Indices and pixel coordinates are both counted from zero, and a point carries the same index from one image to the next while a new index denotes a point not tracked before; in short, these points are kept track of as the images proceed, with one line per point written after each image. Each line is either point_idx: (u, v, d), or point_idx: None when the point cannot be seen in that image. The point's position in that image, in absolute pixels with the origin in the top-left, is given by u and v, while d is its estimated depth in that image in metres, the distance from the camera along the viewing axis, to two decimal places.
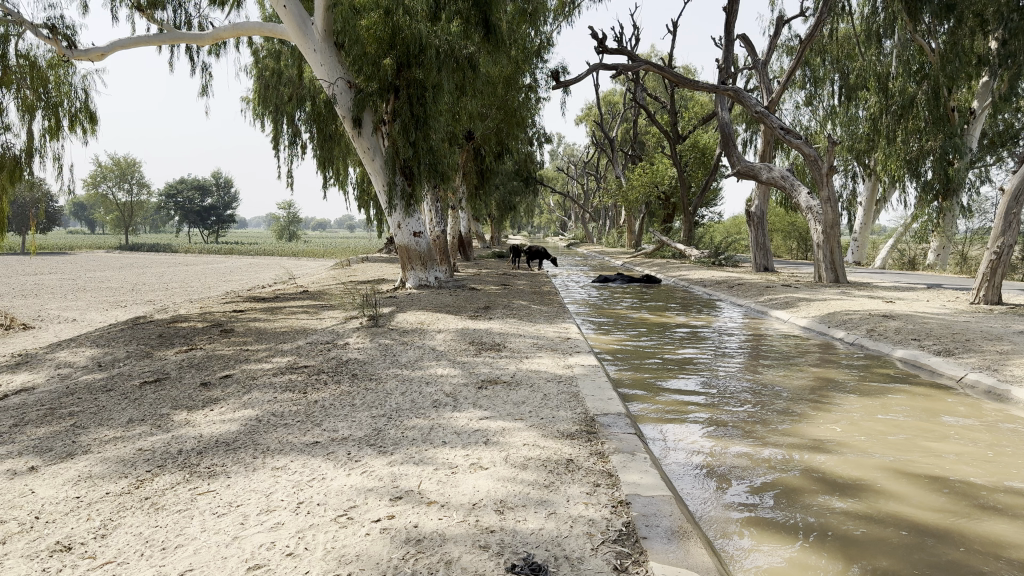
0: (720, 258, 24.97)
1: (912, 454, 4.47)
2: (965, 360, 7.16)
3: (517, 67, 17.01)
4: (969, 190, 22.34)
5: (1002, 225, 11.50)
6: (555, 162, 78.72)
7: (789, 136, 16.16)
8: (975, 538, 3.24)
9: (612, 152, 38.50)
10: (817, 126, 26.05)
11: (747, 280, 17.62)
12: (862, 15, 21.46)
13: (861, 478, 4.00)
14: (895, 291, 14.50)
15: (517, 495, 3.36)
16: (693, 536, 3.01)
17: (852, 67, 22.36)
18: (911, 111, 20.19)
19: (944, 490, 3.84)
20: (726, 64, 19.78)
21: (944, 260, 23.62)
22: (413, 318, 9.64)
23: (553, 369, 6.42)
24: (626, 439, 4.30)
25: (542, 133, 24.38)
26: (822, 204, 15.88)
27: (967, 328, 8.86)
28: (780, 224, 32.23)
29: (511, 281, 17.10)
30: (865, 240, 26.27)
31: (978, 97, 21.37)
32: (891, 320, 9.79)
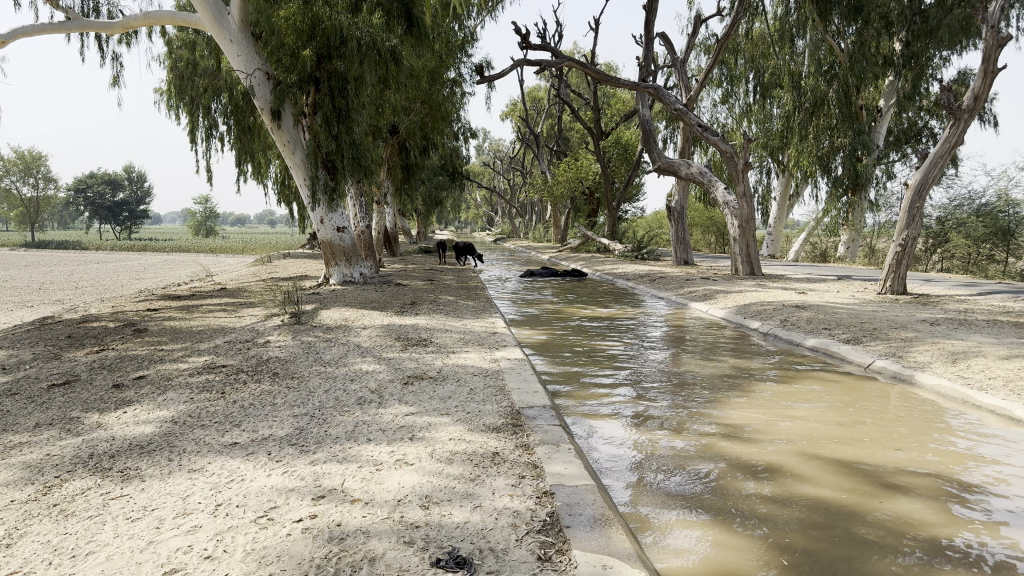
0: (643, 252, 25.43)
1: (823, 438, 4.66)
2: (872, 348, 7.49)
3: (441, 61, 16.93)
4: (876, 185, 23.30)
5: (906, 218, 12.07)
6: (481, 158, 78.75)
7: (707, 133, 16.58)
8: (881, 516, 3.41)
9: (538, 148, 38.74)
10: (734, 123, 26.83)
11: (669, 274, 17.99)
12: (777, 15, 22.17)
13: (775, 463, 4.15)
14: (807, 282, 15.06)
15: (442, 490, 3.36)
16: (614, 523, 3.08)
17: (768, 66, 23.11)
18: (821, 110, 20.98)
19: (852, 472, 4.02)
20: (646, 62, 20.16)
21: (854, 253, 24.68)
22: (336, 314, 9.50)
23: (479, 363, 6.44)
24: (551, 431, 4.36)
25: (467, 128, 24.35)
26: (739, 199, 16.37)
27: (874, 317, 9.27)
28: (701, 219, 33.05)
29: (437, 277, 17.03)
30: (779, 233, 27.17)
31: (884, 96, 22.36)
32: (804, 310, 10.16)
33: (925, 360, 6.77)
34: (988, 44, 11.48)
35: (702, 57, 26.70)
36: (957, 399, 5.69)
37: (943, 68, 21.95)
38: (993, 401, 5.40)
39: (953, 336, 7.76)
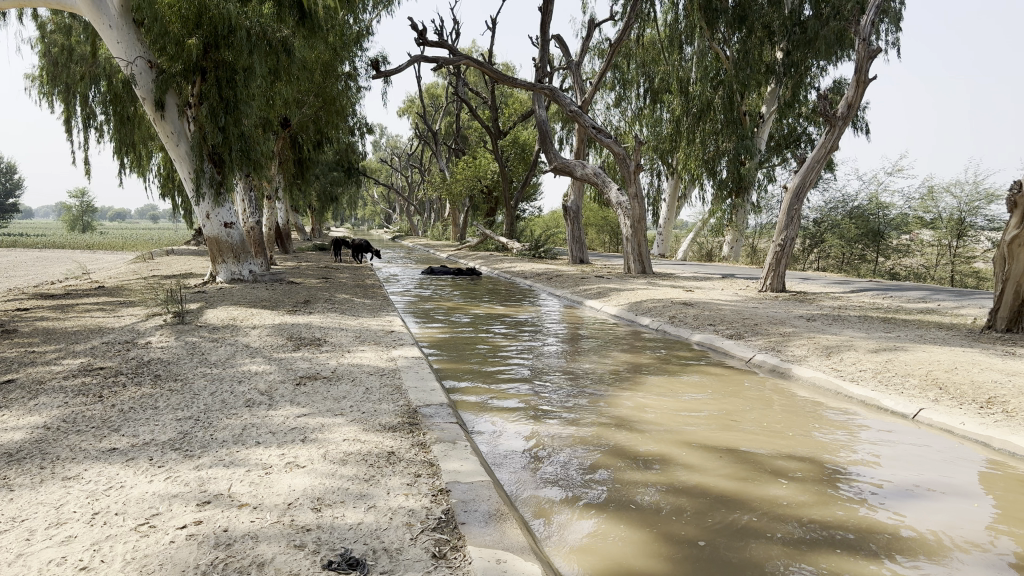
0: (540, 251, 25.73)
1: (708, 428, 4.87)
2: (754, 343, 7.87)
3: (335, 54, 16.61)
4: (758, 189, 24.39)
5: (785, 220, 12.72)
6: (378, 154, 77.77)
7: (601, 135, 16.95)
8: (762, 501, 3.59)
9: (436, 145, 38.57)
10: (626, 126, 27.50)
11: (564, 272, 18.28)
12: (667, 22, 22.83)
13: (664, 453, 4.30)
14: (695, 281, 15.61)
15: (335, 491, 3.32)
16: (509, 518, 3.12)
17: (658, 72, 23.77)
18: (707, 114, 21.82)
19: (735, 460, 4.21)
20: (542, 63, 20.40)
21: (738, 252, 25.77)
22: (224, 314, 9.19)
23: (375, 362, 6.38)
24: (448, 428, 4.38)
25: (363, 123, 23.99)
26: (631, 200, 16.84)
27: (755, 313, 9.73)
28: (595, 218, 33.75)
29: (332, 275, 16.71)
30: (669, 233, 28.06)
31: (766, 103, 23.42)
32: (691, 307, 10.56)
33: (802, 353, 7.16)
34: (860, 56, 12.22)
35: (596, 61, 27.27)
36: (832, 389, 6.06)
37: (819, 77, 23.18)
38: (863, 391, 5.78)
39: (827, 331, 8.23)
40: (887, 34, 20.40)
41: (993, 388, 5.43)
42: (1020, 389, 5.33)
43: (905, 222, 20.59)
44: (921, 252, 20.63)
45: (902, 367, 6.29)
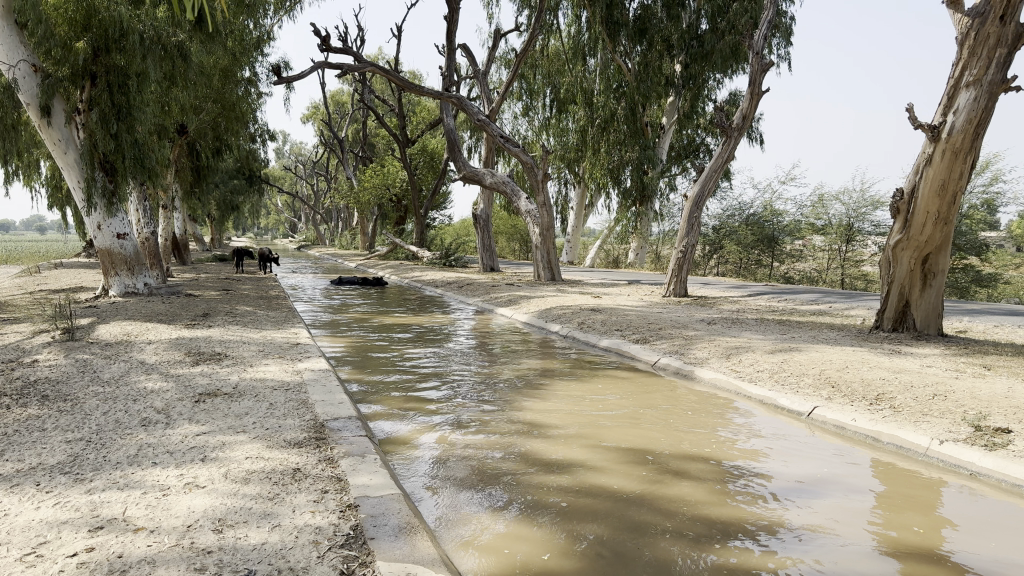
0: (450, 259, 25.66)
1: (616, 432, 4.94)
2: (659, 347, 8.06)
3: (234, 59, 16.17)
4: (661, 198, 25.02)
5: (686, 227, 13.11)
6: (281, 161, 76.01)
7: (508, 144, 17.06)
8: (668, 501, 3.66)
9: (342, 153, 37.98)
10: (533, 136, 27.76)
11: (474, 280, 18.28)
12: (571, 33, 23.19)
13: (573, 457, 4.34)
14: (602, 287, 15.87)
15: (237, 511, 3.20)
16: (419, 531, 3.08)
17: (562, 82, 24.11)
18: (611, 125, 22.30)
19: (642, 461, 4.29)
20: (449, 72, 20.40)
21: (643, 259, 26.39)
22: (117, 329, 8.75)
23: (279, 376, 6.21)
24: (356, 442, 4.29)
25: (265, 130, 23.38)
26: (538, 208, 17.01)
27: (660, 318, 9.97)
28: (504, 226, 33.92)
29: (234, 287, 16.16)
30: (577, 241, 28.48)
31: (667, 114, 24.09)
32: (598, 313, 10.73)
33: (704, 356, 7.38)
34: (754, 69, 12.73)
35: (502, 70, 27.47)
36: (732, 390, 6.26)
37: (717, 90, 24.00)
38: (762, 391, 5.99)
39: (727, 334, 8.51)
40: (779, 48, 21.33)
41: (880, 384, 5.73)
42: (904, 384, 5.64)
43: (798, 229, 21.53)
44: (813, 257, 21.59)
45: (797, 367, 6.55)
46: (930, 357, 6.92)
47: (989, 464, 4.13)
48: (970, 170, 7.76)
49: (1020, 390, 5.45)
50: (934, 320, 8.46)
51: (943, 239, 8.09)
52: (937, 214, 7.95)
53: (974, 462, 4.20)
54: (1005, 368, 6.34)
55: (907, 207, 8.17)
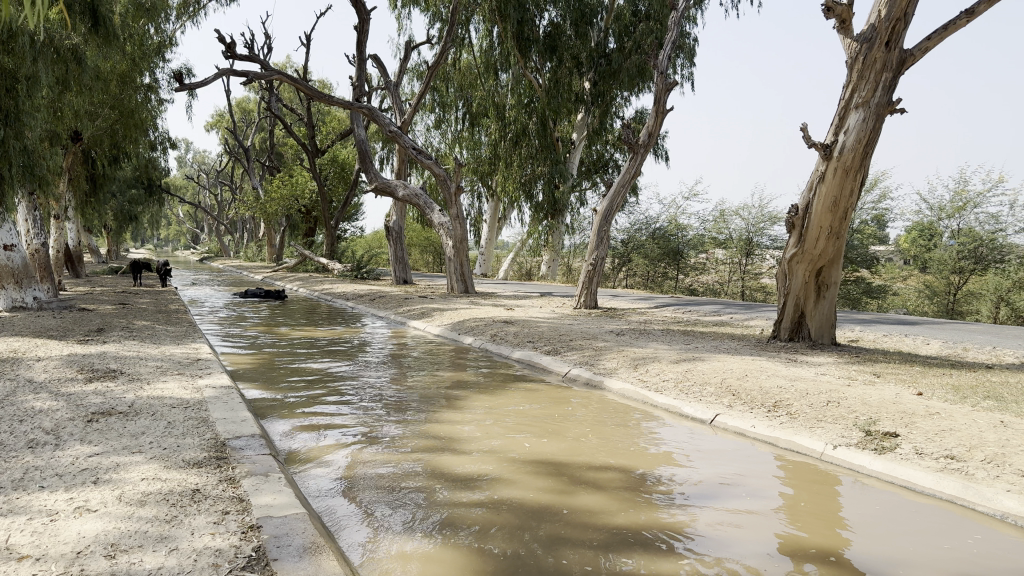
0: (362, 272, 25.31)
1: (525, 443, 4.96)
2: (569, 358, 8.16)
3: (133, 64, 15.63)
4: (571, 212, 25.38)
5: (596, 240, 13.34)
6: (183, 170, 73.55)
7: (421, 156, 17.01)
8: (576, 511, 3.71)
9: (249, 162, 36.99)
10: (446, 148, 27.75)
11: (386, 293, 18.08)
12: (482, 47, 23.38)
13: (482, 471, 4.33)
14: (514, 299, 15.98)
15: (131, 535, 3.05)
16: (325, 549, 3.02)
17: (475, 96, 24.23)
18: (523, 140, 22.50)
19: (551, 473, 4.32)
20: (359, 82, 20.15)
21: (555, 271, 26.76)
22: (3, 346, 8.25)
23: (179, 394, 5.98)
24: (260, 461, 4.17)
25: (165, 138, 22.57)
26: (451, 221, 17.04)
27: (571, 330, 10.10)
28: (417, 238, 33.74)
29: (132, 300, 15.47)
30: (490, 253, 28.61)
31: (577, 130, 24.48)
32: (511, 325, 10.78)
33: (613, 366, 7.51)
34: (659, 88, 13.10)
35: (414, 82, 27.40)
36: (639, 399, 6.40)
37: (624, 107, 24.57)
38: (667, 400, 6.15)
39: (635, 344, 8.70)
40: (683, 68, 22.09)
41: (778, 392, 5.95)
42: (800, 392, 5.88)
43: (701, 243, 22.20)
44: (716, 269, 22.30)
45: (701, 376, 6.75)
46: (825, 365, 7.24)
47: (878, 467, 4.35)
48: (859, 187, 8.19)
49: (906, 396, 5.75)
50: (829, 330, 8.87)
51: (835, 253, 8.49)
52: (829, 229, 8.35)
53: (865, 465, 4.41)
54: (893, 375, 6.69)
55: (802, 222, 8.53)
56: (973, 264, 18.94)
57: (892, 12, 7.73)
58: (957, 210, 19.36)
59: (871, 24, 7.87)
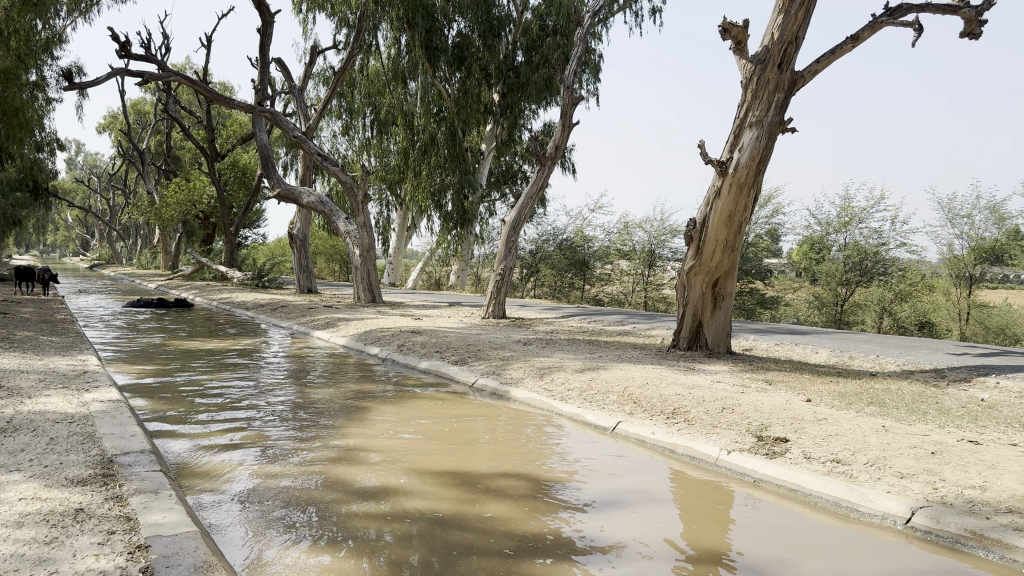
0: (264, 280, 24.65)
1: (429, 454, 4.94)
2: (476, 367, 8.18)
3: (18, 60, 14.88)
4: (480, 222, 25.40)
5: (504, 250, 13.43)
6: (73, 174, 70.01)
7: (327, 162, 16.79)
8: (481, 519, 3.71)
9: (143, 166, 35.55)
10: (353, 155, 27.37)
11: (290, 302, 17.67)
12: (390, 55, 23.20)
13: (386, 482, 4.27)
14: (422, 309, 15.91)
15: (5, 559, 2.87)
16: (218, 569, 2.94)
17: (383, 103, 24.00)
18: (431, 149, 22.45)
19: (454, 482, 4.31)
20: (262, 85, 19.67)
21: (463, 280, 26.76)
22: None
23: (63, 408, 5.67)
24: (149, 478, 4.00)
25: (51, 139, 21.40)
26: (358, 229, 16.81)
27: (478, 339, 10.12)
28: (323, 247, 33.15)
29: (13, 310, 14.53)
30: (398, 262, 28.37)
31: (486, 141, 24.59)
32: (418, 335, 10.72)
33: (519, 375, 7.58)
34: (565, 101, 13.33)
35: (320, 87, 26.98)
36: (544, 408, 6.47)
37: (532, 119, 24.82)
38: (571, 408, 6.24)
39: (542, 354, 8.79)
40: (589, 83, 22.52)
41: (677, 399, 6.13)
42: (697, 399, 6.07)
43: (606, 254, 22.65)
44: (620, 280, 22.79)
45: (605, 384, 6.88)
46: (720, 373, 7.51)
47: (770, 471, 4.54)
48: (752, 203, 8.54)
49: (797, 402, 6.03)
50: (724, 339, 9.21)
51: (730, 265, 8.82)
52: (724, 242, 8.66)
53: (756, 470, 4.59)
54: (784, 383, 7.00)
55: (700, 235, 8.81)
56: (859, 276, 20.00)
57: (785, 35, 8.13)
58: (844, 225, 20.41)
59: (765, 46, 8.24)
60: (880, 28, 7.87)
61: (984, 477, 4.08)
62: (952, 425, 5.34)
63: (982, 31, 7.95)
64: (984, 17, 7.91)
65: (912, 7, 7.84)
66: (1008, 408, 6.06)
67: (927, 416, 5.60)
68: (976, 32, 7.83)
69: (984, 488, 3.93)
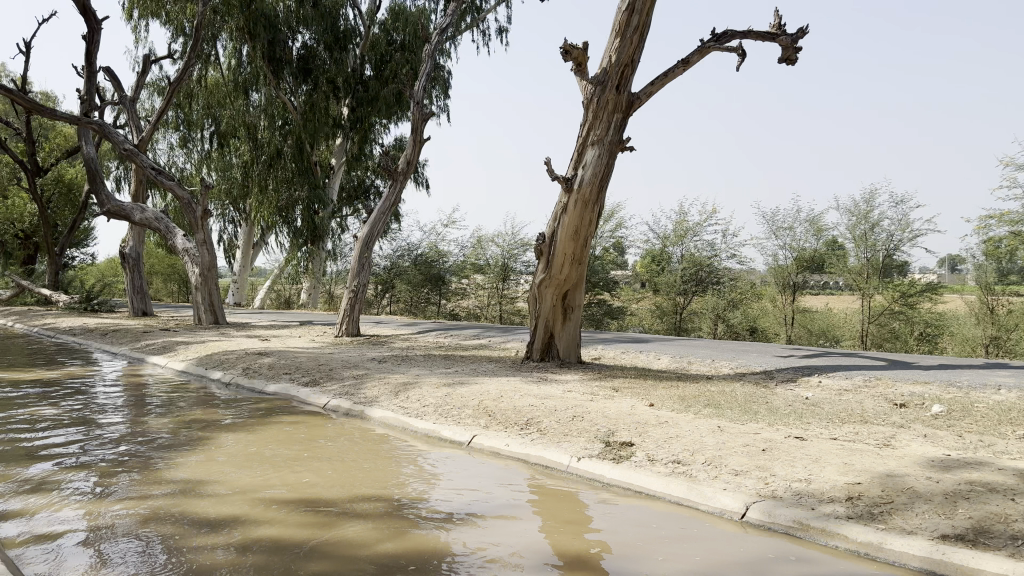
0: (93, 303, 23.08)
1: (279, 480, 4.78)
2: (329, 388, 8.00)
3: None
4: (332, 238, 24.89)
5: (357, 266, 13.24)
6: None
7: (162, 177, 15.99)
8: (336, 543, 3.63)
9: None
10: (194, 169, 26.15)
11: (124, 326, 16.58)
12: (230, 66, 22.31)
13: (233, 512, 4.09)
14: (270, 329, 15.37)
15: None
16: None
17: (223, 114, 23.00)
18: (278, 163, 21.80)
19: (306, 508, 4.19)
20: (88, 95, 18.43)
21: (315, 298, 26.10)
22: None
23: None
24: None
25: None
26: (197, 246, 16.07)
27: (330, 359, 9.91)
28: (162, 266, 31.41)
29: None
30: (244, 281, 27.28)
31: (335, 155, 24.19)
32: (266, 356, 10.35)
33: (373, 394, 7.47)
34: (415, 117, 13.34)
35: (155, 98, 25.63)
36: (400, 426, 6.41)
37: (383, 134, 24.65)
38: (426, 425, 6.23)
39: (396, 371, 8.72)
40: (439, 99, 22.66)
41: (530, 410, 6.26)
42: (550, 409, 6.22)
43: (462, 269, 22.80)
44: (475, 294, 22.98)
45: (460, 399, 6.91)
46: (571, 383, 7.72)
47: (618, 475, 4.72)
48: (597, 217, 8.87)
49: (642, 408, 6.31)
50: (575, 350, 9.48)
51: (579, 277, 9.12)
52: (573, 256, 8.94)
53: (606, 474, 4.76)
54: (630, 389, 7.30)
55: (549, 249, 9.04)
56: (697, 286, 21.16)
57: (621, 58, 8.54)
58: (682, 237, 21.57)
59: (604, 67, 8.60)
60: (708, 53, 8.41)
61: (808, 469, 4.42)
62: (780, 423, 5.76)
63: (797, 57, 8.67)
64: (798, 45, 8.63)
65: (736, 34, 8.44)
66: (828, 404, 6.60)
67: (758, 416, 6.00)
68: (792, 58, 8.53)
69: (809, 480, 4.25)
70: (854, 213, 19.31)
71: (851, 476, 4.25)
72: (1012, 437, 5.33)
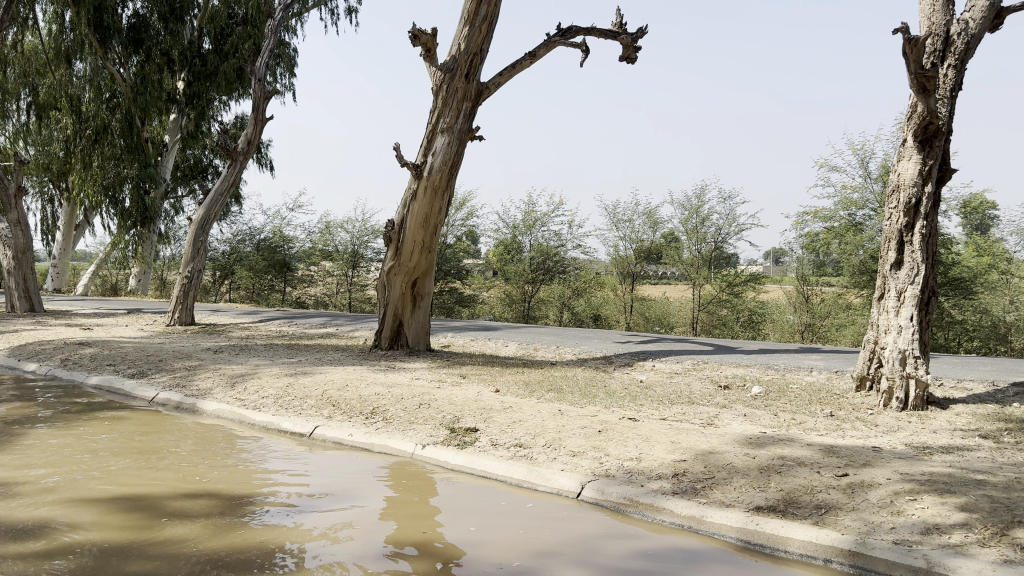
0: None
1: (98, 479, 4.47)
2: (157, 380, 7.58)
3: None
4: (164, 219, 23.55)
5: (191, 251, 12.58)
6: None
7: None
8: (163, 543, 3.44)
9: None
10: (7, 141, 23.95)
11: None
12: (50, 31, 20.51)
13: (45, 517, 3.79)
14: (92, 317, 14.33)
15: None
16: None
17: (43, 84, 21.23)
18: (104, 138, 20.23)
19: (130, 508, 3.95)
20: None
21: (145, 285, 24.61)
22: None
23: None
24: None
25: None
26: (10, 227, 14.74)
27: (160, 349, 9.38)
28: None
29: None
30: (64, 265, 25.27)
31: (169, 132, 22.89)
32: (87, 347, 9.66)
33: (207, 387, 7.15)
34: (257, 95, 12.79)
35: None
36: (236, 419, 6.19)
37: (222, 111, 23.57)
38: (265, 417, 6.04)
39: (233, 361, 8.38)
40: (283, 78, 21.89)
41: (375, 398, 6.20)
42: (394, 397, 6.18)
43: (308, 255, 22.24)
44: (322, 282, 22.48)
45: (302, 389, 6.75)
46: (418, 370, 7.72)
47: (460, 460, 4.78)
48: (446, 206, 8.88)
49: (486, 393, 6.41)
50: (422, 337, 9.47)
51: (427, 266, 9.11)
52: (422, 243, 8.92)
53: (449, 459, 4.81)
54: (476, 376, 7.40)
55: (398, 236, 8.96)
56: (542, 275, 21.74)
57: (470, 46, 8.60)
58: (528, 227, 21.99)
59: (452, 56, 8.62)
60: (553, 47, 8.60)
61: (639, 449, 4.65)
62: (614, 405, 6.02)
63: (637, 56, 9.02)
64: (638, 44, 8.99)
65: (580, 31, 8.68)
66: (660, 387, 6.95)
67: (595, 399, 6.24)
68: (631, 57, 8.88)
69: (639, 459, 4.48)
70: (686, 207, 20.40)
71: (677, 454, 4.51)
72: (820, 414, 5.84)
